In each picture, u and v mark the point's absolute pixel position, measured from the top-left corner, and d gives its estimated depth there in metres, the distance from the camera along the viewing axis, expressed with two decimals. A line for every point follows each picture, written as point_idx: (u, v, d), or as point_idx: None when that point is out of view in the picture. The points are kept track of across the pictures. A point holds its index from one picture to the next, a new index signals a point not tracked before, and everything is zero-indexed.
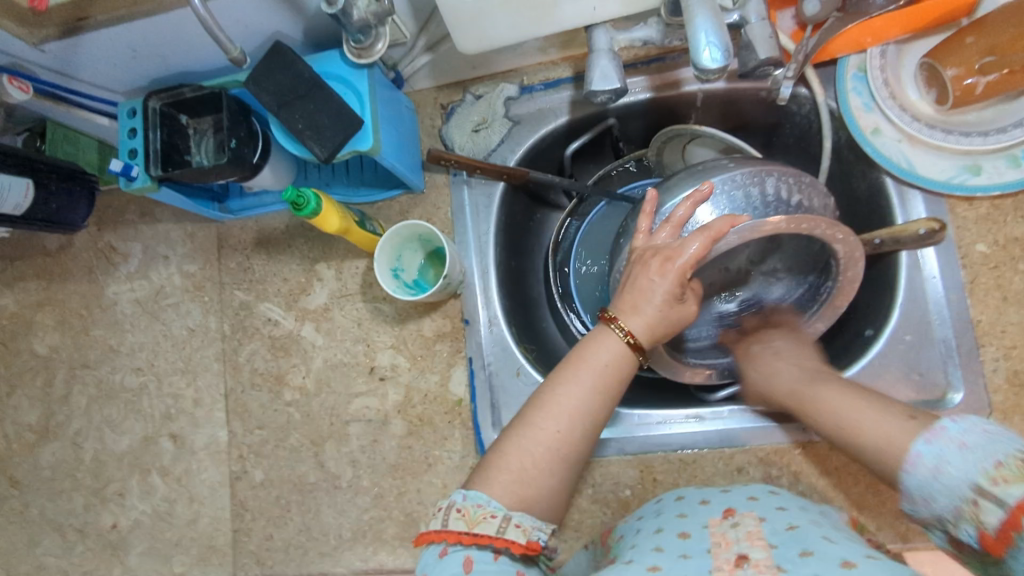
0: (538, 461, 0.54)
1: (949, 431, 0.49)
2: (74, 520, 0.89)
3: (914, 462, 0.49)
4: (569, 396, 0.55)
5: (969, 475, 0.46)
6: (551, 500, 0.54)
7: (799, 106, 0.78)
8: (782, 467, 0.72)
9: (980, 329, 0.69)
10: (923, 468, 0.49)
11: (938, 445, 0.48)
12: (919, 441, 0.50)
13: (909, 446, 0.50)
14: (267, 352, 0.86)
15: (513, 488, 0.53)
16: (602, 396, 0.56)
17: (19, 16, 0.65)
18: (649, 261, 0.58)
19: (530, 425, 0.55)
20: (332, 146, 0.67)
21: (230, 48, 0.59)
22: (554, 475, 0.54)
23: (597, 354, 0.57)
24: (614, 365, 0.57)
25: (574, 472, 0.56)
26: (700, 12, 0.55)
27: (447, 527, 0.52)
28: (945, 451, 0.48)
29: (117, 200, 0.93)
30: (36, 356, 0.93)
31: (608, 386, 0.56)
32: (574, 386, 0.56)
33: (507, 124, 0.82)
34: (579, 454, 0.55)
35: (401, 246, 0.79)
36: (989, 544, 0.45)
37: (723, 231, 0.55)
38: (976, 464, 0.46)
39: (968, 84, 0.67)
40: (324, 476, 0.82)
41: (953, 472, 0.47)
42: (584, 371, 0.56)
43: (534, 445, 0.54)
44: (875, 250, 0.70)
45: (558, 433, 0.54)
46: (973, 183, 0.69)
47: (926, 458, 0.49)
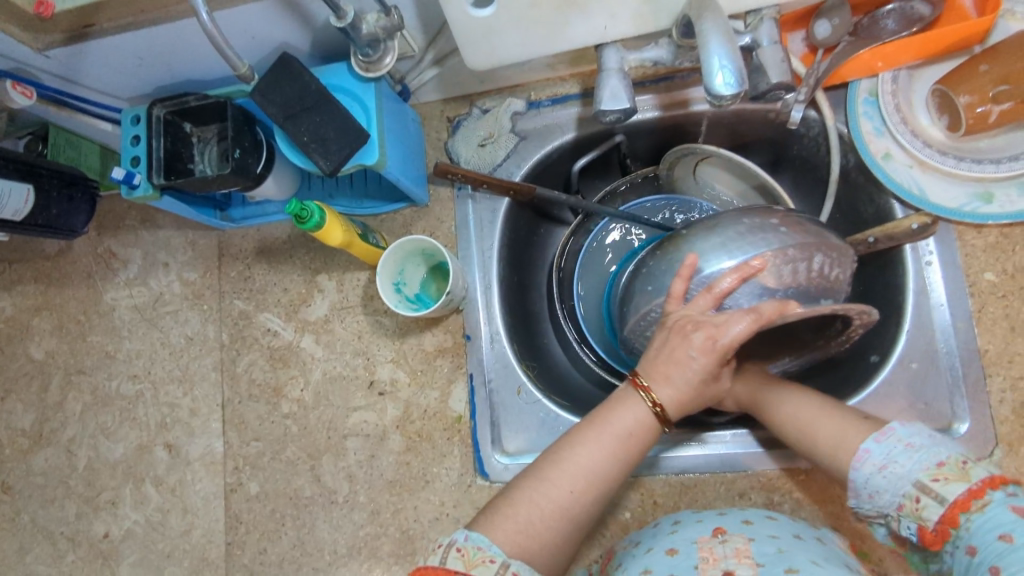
0: (546, 517, 0.53)
1: (895, 433, 0.54)
2: (66, 529, 0.88)
3: (862, 459, 0.55)
4: (589, 457, 0.55)
5: (913, 472, 0.52)
6: (553, 557, 0.53)
7: (807, 128, 0.77)
8: (784, 494, 0.71)
9: (987, 358, 0.68)
10: (870, 465, 0.54)
11: (886, 445, 0.54)
12: (869, 440, 0.55)
13: (860, 444, 0.55)
14: (265, 363, 0.85)
15: (517, 540, 0.52)
16: (621, 460, 0.56)
17: (24, 22, 0.65)
18: (690, 334, 0.56)
19: (544, 479, 0.55)
20: (337, 159, 0.66)
21: (238, 64, 0.60)
22: (561, 532, 0.53)
23: (622, 418, 0.57)
24: (635, 430, 0.57)
25: (582, 532, 0.55)
26: (713, 37, 0.54)
27: (445, 564, 0.50)
28: (894, 449, 0.54)
29: (119, 206, 0.92)
30: (32, 361, 0.92)
31: (627, 451, 0.56)
32: (593, 447, 0.56)
33: (513, 139, 0.81)
34: (590, 515, 0.55)
35: (404, 260, 0.79)
36: (928, 538, 0.52)
37: (773, 318, 0.54)
38: (920, 464, 0.52)
39: (980, 112, 0.67)
40: (320, 491, 0.81)
41: (899, 470, 0.52)
42: (605, 434, 0.56)
43: (546, 499, 0.54)
44: (867, 249, 0.71)
45: (572, 491, 0.54)
46: (984, 211, 0.69)
47: (874, 456, 0.54)
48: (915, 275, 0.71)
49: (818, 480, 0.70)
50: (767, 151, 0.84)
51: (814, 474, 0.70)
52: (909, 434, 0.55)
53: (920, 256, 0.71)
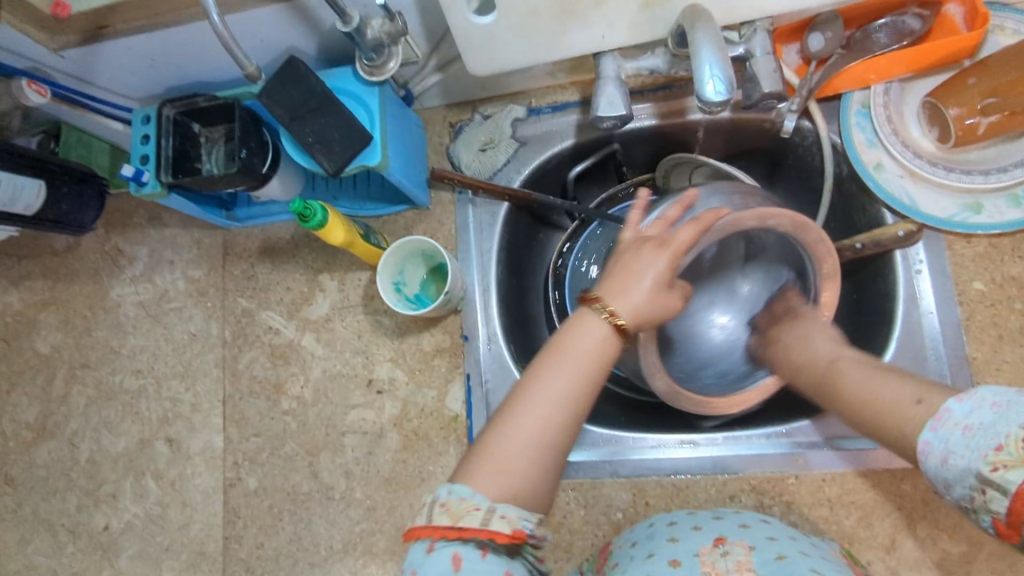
0: (519, 450, 0.52)
1: (953, 415, 0.46)
2: (67, 520, 0.89)
3: (924, 452, 0.46)
4: (551, 380, 0.54)
5: (970, 463, 0.43)
6: (534, 489, 0.52)
7: (802, 138, 0.79)
8: (774, 497, 0.71)
9: (976, 366, 0.69)
10: (933, 457, 0.46)
11: (943, 433, 0.46)
12: (927, 429, 0.47)
13: (918, 435, 0.47)
14: (266, 360, 0.87)
15: (497, 479, 0.51)
16: (585, 376, 0.55)
17: (42, 22, 0.67)
18: (640, 248, 0.59)
19: (512, 414, 0.53)
20: (341, 160, 0.68)
21: (247, 64, 0.62)
22: (537, 459, 0.52)
23: (580, 339, 0.56)
24: (598, 347, 0.56)
25: (560, 458, 0.54)
26: (706, 47, 0.56)
27: (432, 522, 0.50)
28: (951, 437, 0.45)
29: (127, 204, 0.94)
30: (38, 355, 0.94)
31: (591, 369, 0.55)
32: (554, 372, 0.54)
33: (513, 145, 0.83)
34: (564, 444, 0.54)
35: (404, 261, 0.80)
36: (1004, 531, 0.43)
37: (710, 223, 0.57)
38: (978, 450, 0.43)
39: (968, 124, 0.68)
40: (317, 487, 0.82)
41: (959, 462, 0.44)
42: (567, 355, 0.55)
43: (517, 431, 0.52)
44: (856, 255, 0.73)
45: (540, 417, 0.53)
46: (973, 221, 0.70)
47: (935, 447, 0.46)
48: (906, 283, 0.72)
49: (808, 483, 0.71)
50: (763, 160, 0.86)
51: (804, 477, 0.71)
52: (969, 410, 0.45)
53: (911, 265, 0.72)
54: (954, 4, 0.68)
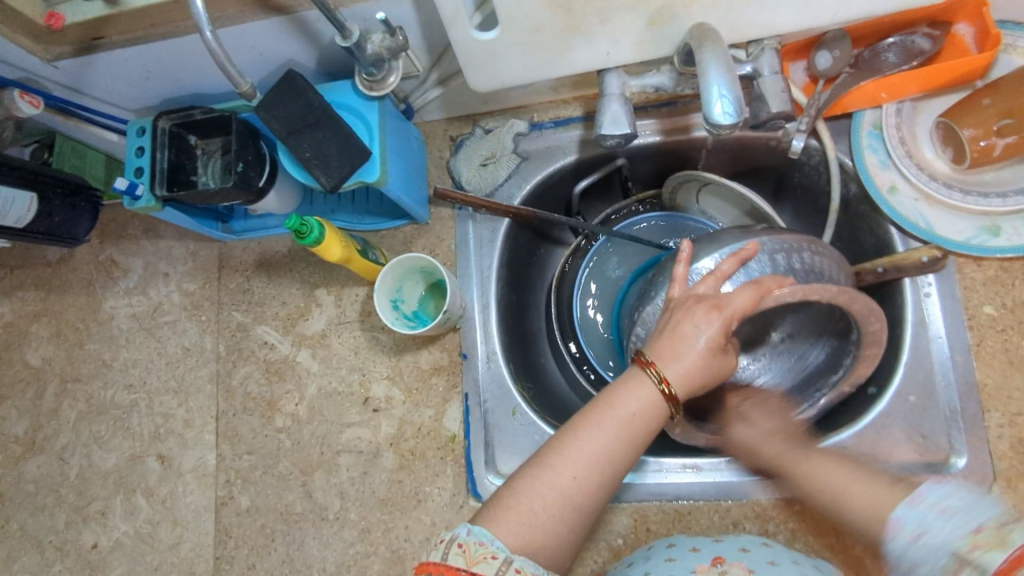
0: (549, 506, 0.52)
1: (928, 497, 0.52)
2: (54, 538, 0.87)
3: (897, 528, 0.53)
4: (593, 442, 0.54)
5: (950, 539, 0.49)
6: (556, 546, 0.52)
7: (808, 156, 0.77)
8: (780, 524, 0.70)
9: (986, 393, 0.67)
10: (906, 534, 0.52)
11: (919, 510, 0.52)
12: (900, 507, 0.54)
13: (891, 513, 0.54)
14: (261, 376, 0.85)
15: (522, 532, 0.51)
16: (625, 445, 0.55)
17: (35, 32, 0.66)
18: (695, 308, 0.57)
19: (546, 467, 0.53)
20: (338, 176, 0.67)
21: (241, 82, 0.61)
22: (563, 519, 0.52)
23: (626, 401, 0.56)
24: (643, 415, 0.55)
25: (587, 520, 0.54)
26: (714, 67, 0.55)
27: (447, 561, 0.50)
28: (926, 516, 0.51)
29: (121, 215, 0.93)
30: (29, 367, 0.92)
31: (635, 435, 0.55)
32: (596, 432, 0.54)
33: (516, 159, 0.82)
34: (593, 506, 0.54)
35: (402, 277, 0.79)
36: None
37: (773, 290, 0.56)
38: (955, 530, 0.49)
39: (983, 146, 0.67)
40: (311, 507, 0.81)
41: (936, 537, 0.50)
42: (611, 417, 0.55)
43: (551, 487, 0.53)
44: (877, 278, 0.70)
45: (575, 478, 0.53)
46: (991, 244, 0.69)
47: (908, 523, 0.52)
48: (914, 307, 0.70)
49: (814, 511, 0.69)
50: (769, 178, 0.84)
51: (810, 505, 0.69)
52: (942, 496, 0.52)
53: (920, 288, 0.70)
54: (966, 24, 0.67)
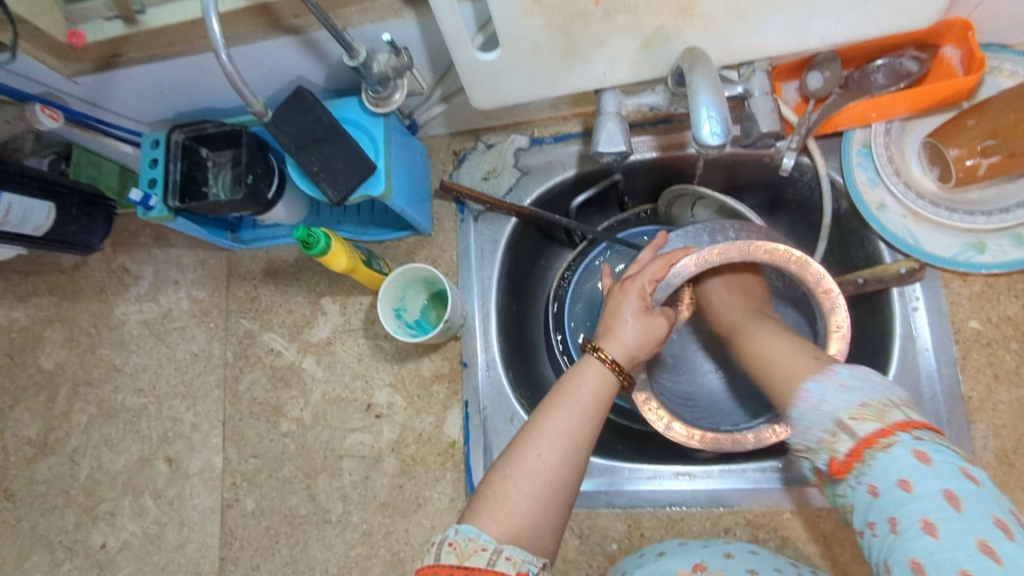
0: (522, 488, 0.54)
1: (836, 374, 0.50)
2: (64, 537, 0.90)
3: (802, 397, 0.51)
4: (554, 419, 0.58)
5: (836, 408, 0.48)
6: (535, 528, 0.54)
7: (801, 174, 0.80)
8: (770, 531, 0.71)
9: (972, 405, 0.69)
10: (807, 402, 0.50)
11: (824, 385, 0.50)
12: (812, 380, 0.51)
13: (802, 383, 0.52)
14: (267, 382, 0.88)
15: (501, 518, 0.53)
16: (586, 418, 0.58)
17: (58, 50, 0.69)
18: (617, 289, 0.69)
19: (516, 452, 0.56)
20: (345, 189, 0.69)
21: (254, 102, 0.62)
22: (540, 500, 0.54)
23: (580, 384, 0.61)
24: (593, 389, 0.61)
25: (563, 501, 0.55)
26: (703, 89, 0.57)
27: (439, 561, 0.51)
28: (828, 390, 0.50)
29: (134, 224, 0.96)
30: (42, 371, 0.95)
31: (590, 409, 0.59)
32: (555, 412, 0.58)
33: (516, 173, 0.85)
34: (567, 484, 0.56)
35: (405, 287, 0.81)
36: (836, 468, 0.48)
37: (678, 255, 0.68)
38: (845, 402, 0.48)
39: (969, 165, 0.68)
40: (314, 510, 0.83)
41: (825, 407, 0.49)
42: (565, 397, 0.59)
43: (521, 467, 0.55)
44: (857, 289, 0.72)
45: (540, 455, 0.56)
46: (977, 260, 0.70)
47: (812, 395, 0.50)
48: (902, 320, 0.72)
49: (803, 519, 0.71)
50: (763, 194, 0.87)
51: (799, 513, 0.71)
52: (850, 375, 0.50)
53: (908, 302, 0.72)
54: (952, 46, 0.69)
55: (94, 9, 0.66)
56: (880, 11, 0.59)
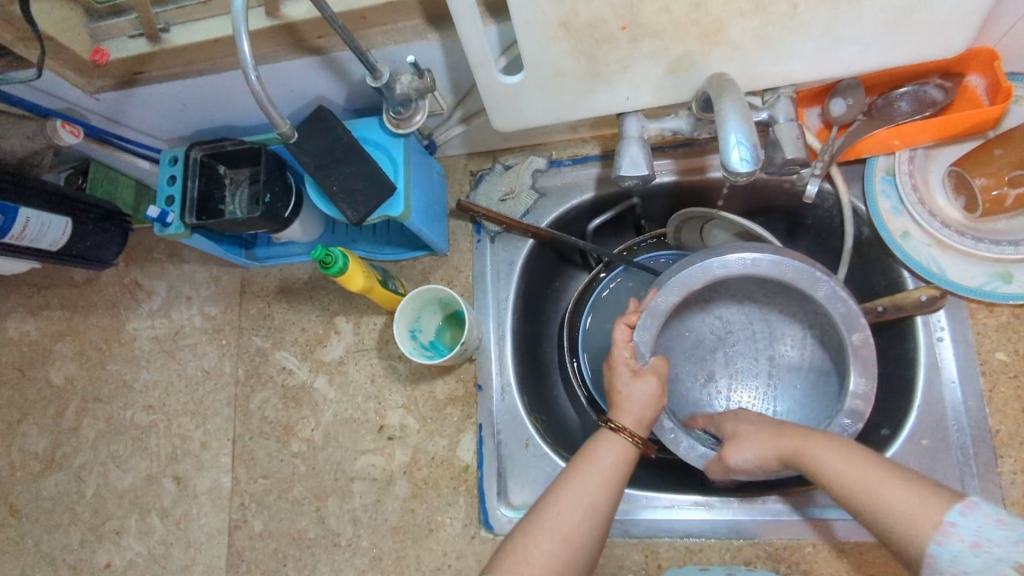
0: (541, 544, 0.55)
1: (983, 507, 0.47)
2: (69, 555, 0.88)
3: (949, 533, 0.47)
4: (575, 483, 0.58)
5: (1012, 553, 0.44)
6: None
7: (822, 200, 0.79)
8: (790, 565, 0.70)
9: (999, 439, 0.68)
10: (959, 540, 0.46)
11: (975, 518, 0.47)
12: (954, 513, 0.48)
13: (942, 516, 0.48)
14: (278, 401, 0.87)
15: (519, 571, 0.54)
16: (609, 485, 0.59)
17: (80, 67, 0.68)
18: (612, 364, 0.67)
19: (540, 513, 0.57)
20: (364, 211, 0.69)
21: (281, 124, 0.61)
22: (559, 558, 0.55)
23: (604, 452, 0.61)
24: (615, 456, 0.61)
25: (581, 560, 0.56)
26: (733, 116, 0.56)
27: None
28: (986, 525, 0.46)
29: (148, 239, 0.95)
30: (52, 386, 0.94)
31: (611, 474, 0.59)
32: (578, 476, 0.59)
33: (533, 195, 0.84)
34: (586, 545, 0.56)
35: (420, 308, 0.81)
36: None
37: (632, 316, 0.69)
38: (1019, 547, 0.44)
39: (996, 195, 0.68)
40: (324, 533, 0.81)
41: (994, 550, 0.45)
42: (588, 462, 0.60)
43: (543, 528, 0.56)
44: (877, 318, 0.73)
45: (561, 515, 0.57)
46: (1005, 291, 0.69)
47: (963, 530, 0.47)
48: (926, 351, 0.71)
49: (826, 553, 0.69)
50: (782, 218, 0.86)
51: (821, 546, 0.70)
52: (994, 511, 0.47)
53: (932, 331, 0.72)
54: (977, 76, 0.68)
55: (119, 27, 0.67)
56: (908, 40, 0.59)
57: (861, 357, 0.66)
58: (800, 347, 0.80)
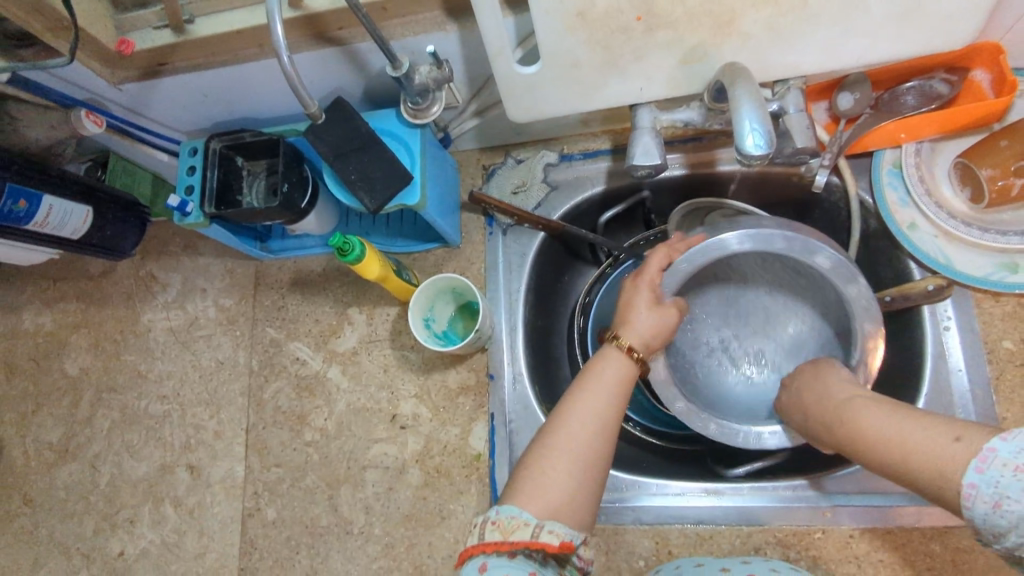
0: (556, 463, 0.56)
1: (999, 455, 0.43)
2: (82, 544, 0.89)
3: (971, 496, 0.43)
4: (579, 403, 0.60)
5: None
6: (572, 498, 0.55)
7: (829, 193, 0.80)
8: (800, 551, 0.70)
9: (1006, 426, 0.69)
10: (982, 501, 0.43)
11: (992, 474, 0.42)
12: (972, 470, 0.44)
13: (962, 477, 0.44)
14: (292, 391, 0.88)
15: (537, 492, 0.54)
16: (611, 396, 0.60)
17: (105, 57, 0.70)
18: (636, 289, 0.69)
19: (550, 432, 0.58)
20: (381, 198, 0.70)
21: (310, 103, 0.63)
22: (574, 475, 0.55)
23: (608, 372, 0.62)
24: (618, 373, 0.62)
25: (596, 479, 0.56)
26: (746, 102, 0.57)
27: (483, 538, 0.53)
28: (1002, 480, 0.42)
29: (164, 232, 0.97)
30: (67, 377, 0.95)
31: (616, 392, 0.61)
32: (586, 398, 0.60)
33: (545, 188, 0.86)
34: (599, 460, 0.57)
35: (434, 297, 0.82)
36: None
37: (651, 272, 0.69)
38: None
39: (1002, 185, 0.69)
40: (336, 521, 0.82)
41: (1014, 508, 0.41)
42: (593, 381, 0.61)
43: (555, 447, 0.57)
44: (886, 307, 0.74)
45: (571, 434, 0.57)
46: (1011, 280, 0.70)
47: (983, 490, 0.43)
48: (933, 340, 0.72)
49: (836, 540, 0.70)
50: (790, 212, 0.87)
51: (831, 533, 0.70)
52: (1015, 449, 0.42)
53: (938, 321, 0.73)
54: (982, 70, 0.69)
55: (143, 18, 0.68)
56: (915, 32, 0.60)
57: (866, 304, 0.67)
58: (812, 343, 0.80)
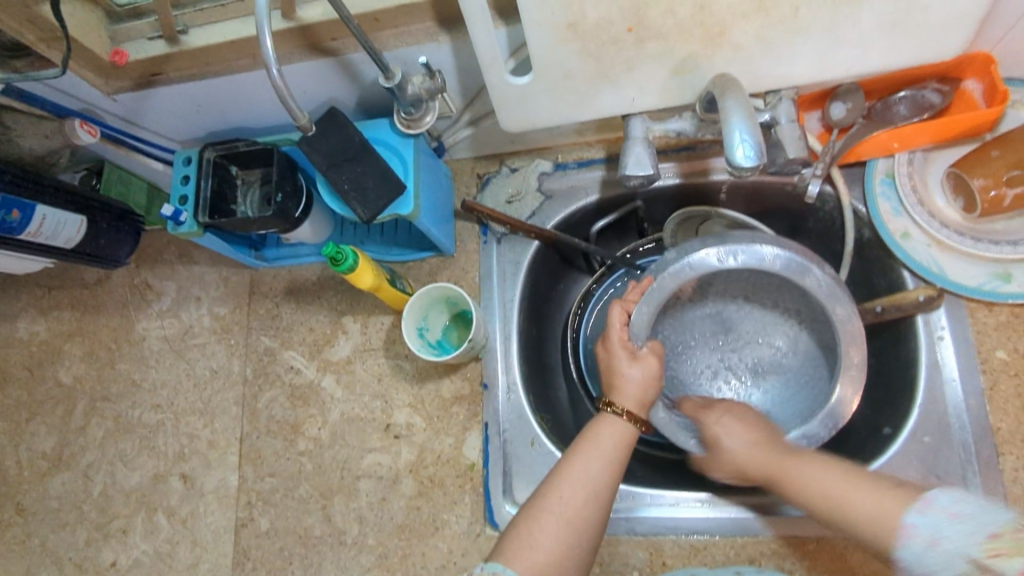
0: (545, 526, 0.57)
1: (937, 502, 0.50)
2: (75, 555, 0.89)
3: (908, 534, 0.50)
4: (573, 468, 0.61)
5: (964, 546, 0.47)
6: (558, 562, 0.56)
7: (823, 203, 0.80)
8: (795, 562, 0.70)
9: (1000, 437, 0.68)
10: (918, 539, 0.50)
11: (930, 516, 0.50)
12: (911, 513, 0.51)
13: (902, 518, 0.51)
14: (286, 400, 0.87)
15: (524, 554, 0.55)
16: (607, 462, 0.61)
17: (99, 67, 0.70)
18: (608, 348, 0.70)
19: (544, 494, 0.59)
20: (375, 208, 0.70)
21: (300, 115, 0.63)
22: (564, 537, 0.57)
23: (607, 437, 0.63)
24: (615, 437, 0.63)
25: (585, 542, 0.57)
26: (737, 113, 0.58)
27: None
28: (938, 521, 0.49)
29: (158, 240, 0.97)
30: (60, 386, 0.95)
31: (612, 458, 0.62)
32: (581, 460, 0.61)
33: (539, 198, 0.86)
34: (589, 524, 0.58)
35: (428, 307, 0.82)
36: None
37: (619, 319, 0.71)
38: (972, 537, 0.47)
39: (993, 196, 0.70)
40: (329, 531, 0.82)
41: (948, 546, 0.48)
42: (590, 445, 0.62)
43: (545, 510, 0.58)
44: (877, 317, 0.75)
45: (561, 497, 0.59)
46: (1004, 290, 0.71)
47: (921, 530, 0.50)
48: (927, 349, 0.72)
49: (830, 550, 0.70)
50: (785, 221, 0.87)
51: (826, 543, 0.70)
52: (950, 500, 0.50)
53: (932, 330, 0.72)
54: (974, 80, 0.70)
55: (137, 29, 0.68)
56: (906, 43, 0.60)
57: (831, 289, 0.69)
58: (799, 353, 0.82)
